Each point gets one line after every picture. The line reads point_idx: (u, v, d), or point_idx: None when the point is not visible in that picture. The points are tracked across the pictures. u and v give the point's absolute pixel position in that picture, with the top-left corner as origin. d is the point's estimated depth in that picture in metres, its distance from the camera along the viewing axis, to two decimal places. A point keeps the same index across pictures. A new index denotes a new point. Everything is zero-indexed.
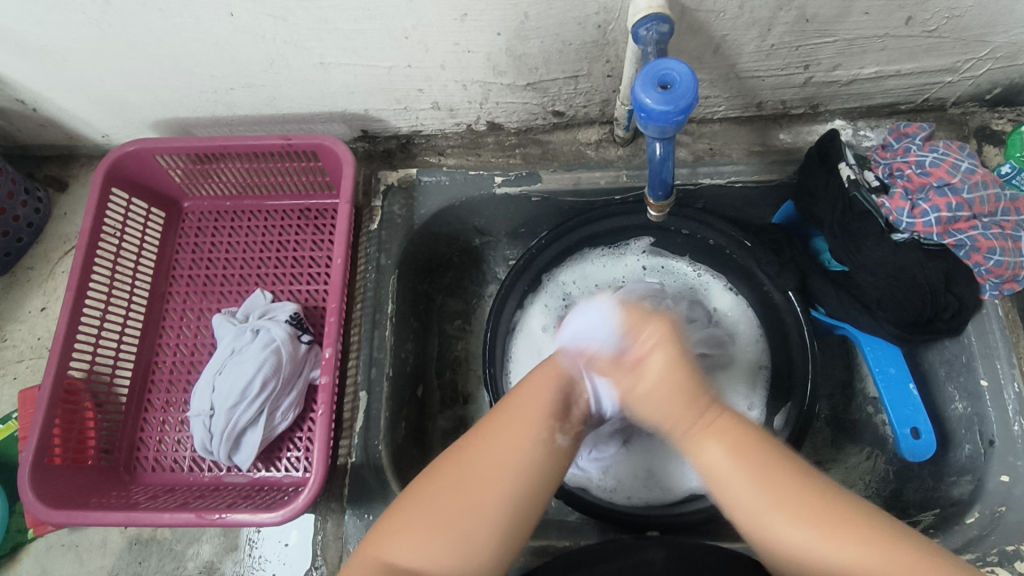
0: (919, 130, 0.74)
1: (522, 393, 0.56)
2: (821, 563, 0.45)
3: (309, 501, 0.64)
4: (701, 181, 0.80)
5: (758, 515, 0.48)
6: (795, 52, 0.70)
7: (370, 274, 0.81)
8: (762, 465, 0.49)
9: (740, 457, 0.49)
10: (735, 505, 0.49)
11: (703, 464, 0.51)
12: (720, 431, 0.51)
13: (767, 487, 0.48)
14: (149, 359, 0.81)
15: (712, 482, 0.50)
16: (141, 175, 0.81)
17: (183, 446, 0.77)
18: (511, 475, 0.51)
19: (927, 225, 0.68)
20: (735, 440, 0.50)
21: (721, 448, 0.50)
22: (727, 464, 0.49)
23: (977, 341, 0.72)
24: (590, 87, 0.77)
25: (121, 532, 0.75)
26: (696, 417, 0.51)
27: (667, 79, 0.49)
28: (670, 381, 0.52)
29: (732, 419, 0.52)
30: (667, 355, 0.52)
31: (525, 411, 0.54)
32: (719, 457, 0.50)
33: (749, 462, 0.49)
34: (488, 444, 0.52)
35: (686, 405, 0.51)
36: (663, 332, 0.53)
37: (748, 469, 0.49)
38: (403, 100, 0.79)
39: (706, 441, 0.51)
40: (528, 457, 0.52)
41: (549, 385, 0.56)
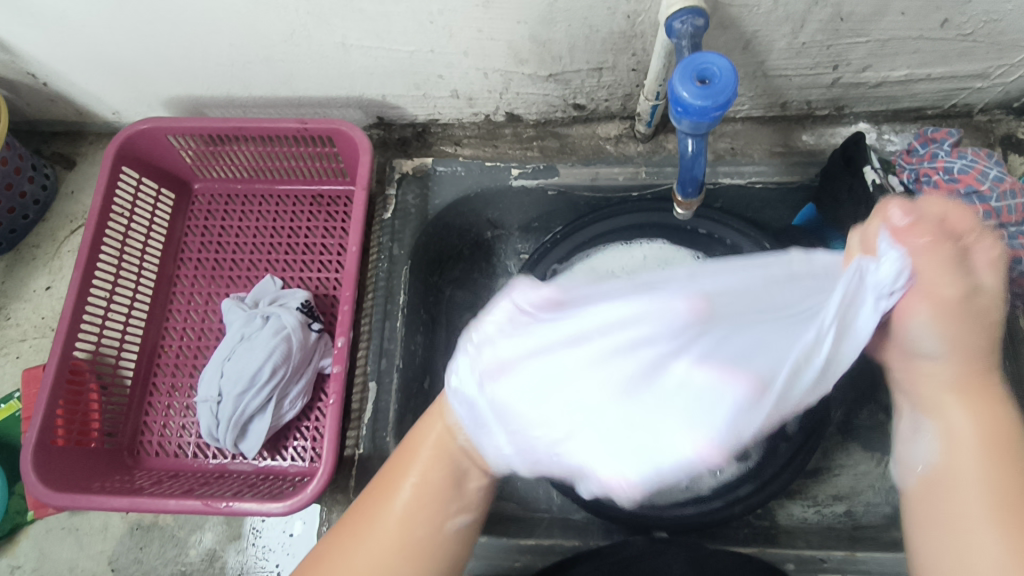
0: (948, 135, 0.73)
1: (412, 441, 0.52)
2: (964, 535, 0.44)
3: (318, 491, 0.63)
4: (721, 180, 0.78)
5: (953, 493, 0.46)
6: (826, 51, 0.68)
7: (383, 264, 0.80)
8: (1018, 451, 0.45)
9: (993, 440, 0.46)
10: (942, 488, 0.46)
11: (941, 425, 0.48)
12: (976, 400, 0.48)
13: (988, 458, 0.46)
14: (155, 342, 0.80)
15: (943, 447, 0.48)
16: (152, 155, 0.80)
17: (189, 432, 0.76)
18: (419, 562, 0.48)
19: None
20: (999, 433, 0.46)
21: (970, 420, 0.47)
22: (972, 435, 0.47)
23: None
24: (614, 80, 0.76)
25: (123, 517, 0.73)
26: (981, 377, 0.48)
27: (707, 73, 0.47)
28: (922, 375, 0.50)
29: (1011, 427, 0.47)
30: (930, 308, 0.47)
31: (431, 489, 0.50)
32: (961, 425, 0.47)
33: (1002, 443, 0.46)
34: (370, 530, 0.49)
35: (974, 393, 0.48)
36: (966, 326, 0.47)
37: (991, 453, 0.46)
38: (422, 87, 0.77)
39: (962, 409, 0.48)
40: (420, 538, 0.49)
41: (426, 466, 0.51)
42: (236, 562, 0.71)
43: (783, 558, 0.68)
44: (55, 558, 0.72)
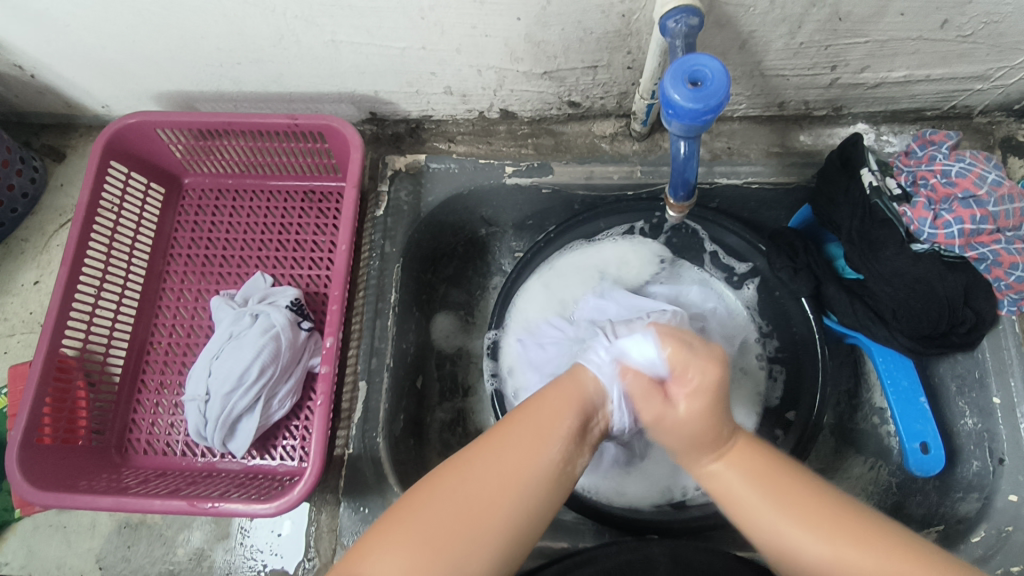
0: (947, 138, 0.72)
1: (531, 406, 0.52)
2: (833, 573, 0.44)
3: (305, 493, 0.63)
4: (717, 181, 0.78)
5: (787, 541, 0.46)
6: (823, 51, 0.67)
7: (374, 262, 0.79)
8: (779, 476, 0.48)
9: (770, 488, 0.48)
10: (770, 538, 0.47)
11: (713, 484, 0.50)
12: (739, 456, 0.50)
13: (781, 501, 0.47)
14: (144, 339, 0.79)
15: (740, 511, 0.49)
16: (141, 149, 0.79)
17: (177, 430, 0.75)
18: (518, 503, 0.47)
19: (949, 237, 0.66)
20: (755, 462, 0.50)
21: (744, 473, 0.49)
22: (740, 480, 0.49)
23: (992, 357, 0.70)
24: (610, 78, 0.75)
25: (110, 515, 0.73)
26: (721, 449, 0.51)
27: (698, 75, 0.46)
28: (672, 416, 0.51)
29: (751, 446, 0.51)
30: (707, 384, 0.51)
31: (536, 433, 0.50)
32: (755, 496, 0.48)
33: (765, 476, 0.49)
34: (495, 461, 0.48)
35: (704, 438, 0.50)
36: (711, 389, 0.51)
37: (774, 495, 0.47)
38: (415, 83, 0.76)
39: (722, 467, 0.50)
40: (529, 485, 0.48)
41: (565, 408, 0.52)
42: (225, 562, 0.71)
43: None
44: (43, 555, 0.72)
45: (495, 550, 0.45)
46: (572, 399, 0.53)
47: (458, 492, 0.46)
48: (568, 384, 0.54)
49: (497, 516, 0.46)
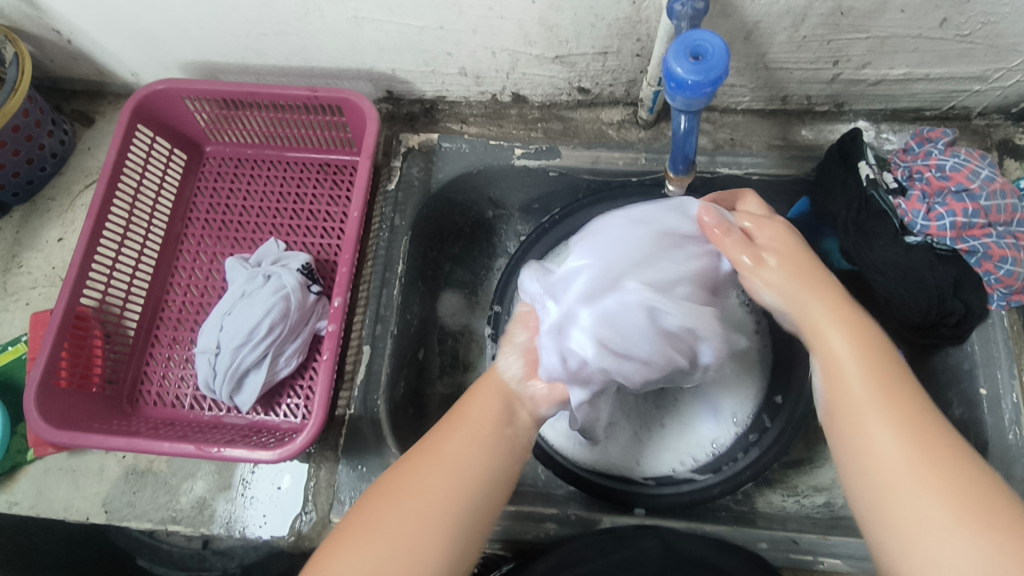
0: (943, 135, 0.73)
1: (462, 407, 0.59)
2: (894, 484, 0.46)
3: (307, 443, 0.65)
4: (719, 170, 0.80)
5: (881, 449, 0.47)
6: (826, 45, 0.70)
7: (384, 234, 0.82)
8: (891, 388, 0.49)
9: (872, 377, 0.50)
10: (855, 448, 0.49)
11: (823, 352, 0.53)
12: (863, 336, 0.52)
13: (897, 420, 0.48)
14: (159, 297, 0.82)
15: (834, 381, 0.51)
16: (167, 115, 0.82)
17: (187, 384, 0.78)
18: (458, 477, 0.53)
19: (941, 228, 0.68)
20: (872, 355, 0.51)
21: (854, 352, 0.51)
22: (861, 379, 0.50)
23: (980, 350, 0.72)
24: (619, 65, 0.77)
25: (119, 462, 0.75)
26: (844, 313, 0.53)
27: (700, 50, 0.49)
28: (787, 246, 0.56)
29: (869, 327, 0.53)
30: (848, 320, 0.53)
31: (471, 423, 0.57)
32: (872, 399, 0.49)
33: (880, 382, 0.50)
34: (435, 451, 0.54)
35: (808, 281, 0.55)
36: (865, 323, 0.53)
37: (888, 408, 0.48)
38: (431, 63, 0.79)
39: (844, 335, 0.52)
40: (471, 461, 0.54)
41: (491, 397, 0.59)
42: (225, 511, 0.73)
43: (756, 538, 0.69)
44: (52, 496, 0.74)
45: (442, 531, 0.50)
46: (500, 388, 0.60)
47: (397, 489, 0.52)
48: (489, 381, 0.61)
49: (436, 499, 0.51)
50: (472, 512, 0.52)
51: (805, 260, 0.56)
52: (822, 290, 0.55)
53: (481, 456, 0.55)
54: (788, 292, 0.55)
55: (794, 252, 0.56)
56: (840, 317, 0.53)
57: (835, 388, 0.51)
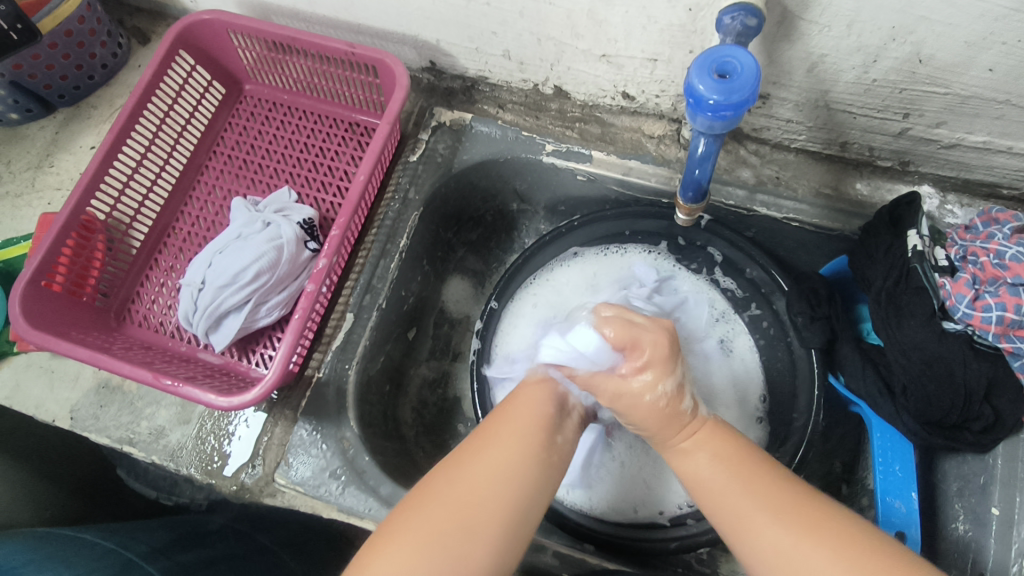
0: (1014, 219, 0.65)
1: (501, 412, 0.60)
2: (796, 569, 0.47)
3: (258, 397, 0.64)
4: (755, 209, 0.75)
5: (763, 543, 0.49)
6: (897, 94, 0.63)
7: (394, 204, 0.80)
8: (762, 481, 0.52)
9: (737, 472, 0.54)
10: (744, 529, 0.51)
11: (691, 474, 0.57)
12: (716, 445, 0.57)
13: (780, 514, 0.50)
14: (168, 222, 0.83)
15: (705, 494, 0.55)
16: (212, 45, 0.83)
17: (173, 313, 0.79)
18: (514, 481, 0.53)
19: (985, 321, 0.60)
20: (738, 464, 0.55)
21: (711, 463, 0.56)
22: (728, 482, 0.53)
23: (1003, 465, 0.63)
24: (668, 76, 0.72)
25: (95, 373, 0.77)
26: (682, 428, 0.58)
27: (727, 68, 0.44)
28: (638, 403, 0.58)
29: (715, 429, 0.59)
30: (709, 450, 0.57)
31: (513, 431, 0.57)
32: (765, 523, 0.50)
33: (744, 476, 0.53)
34: (485, 457, 0.54)
35: (669, 418, 0.58)
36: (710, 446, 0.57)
37: (775, 512, 0.50)
38: (476, 40, 0.76)
39: (694, 446, 0.57)
40: (528, 470, 0.54)
41: (543, 399, 0.61)
42: (178, 444, 0.73)
43: None
44: (27, 392, 0.76)
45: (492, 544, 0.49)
46: (537, 397, 0.61)
47: (447, 488, 0.51)
48: (529, 390, 0.62)
49: (479, 504, 0.50)
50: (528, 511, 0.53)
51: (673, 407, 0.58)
52: (702, 457, 0.57)
53: (538, 469, 0.55)
54: (705, 457, 0.57)
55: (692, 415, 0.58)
56: (723, 439, 0.58)
57: (707, 490, 0.54)
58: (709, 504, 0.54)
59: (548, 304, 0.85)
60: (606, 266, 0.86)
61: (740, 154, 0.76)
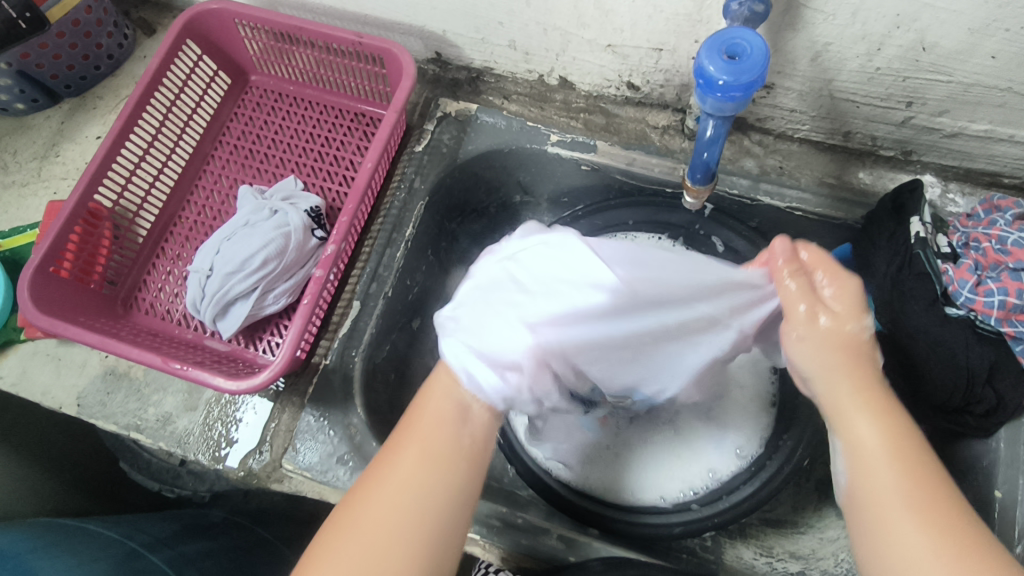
0: (1015, 205, 0.66)
1: (409, 421, 0.51)
2: (894, 532, 0.43)
3: (268, 381, 0.64)
4: (760, 198, 0.74)
5: (875, 517, 0.44)
6: (900, 82, 0.64)
7: (400, 194, 0.81)
8: (903, 445, 0.46)
9: (885, 429, 0.47)
10: (857, 478, 0.46)
11: (830, 399, 0.49)
12: (869, 384, 0.48)
13: (904, 483, 0.44)
14: (174, 211, 0.84)
15: (841, 427, 0.48)
16: (218, 36, 0.83)
17: (180, 300, 0.79)
18: (420, 500, 0.47)
19: (987, 306, 0.61)
20: (884, 418, 0.47)
21: (869, 411, 0.47)
22: (873, 442, 0.46)
23: (1005, 449, 0.64)
24: (673, 66, 0.73)
25: (101, 360, 0.77)
26: (857, 367, 0.49)
27: (736, 49, 0.45)
28: (840, 334, 0.49)
29: (856, 348, 0.49)
30: (866, 389, 0.48)
31: (422, 443, 0.49)
32: (884, 478, 0.45)
33: (891, 440, 0.46)
34: (384, 488, 0.47)
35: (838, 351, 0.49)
36: (879, 386, 0.49)
37: (896, 467, 0.45)
38: (482, 30, 0.77)
39: (852, 385, 0.48)
40: (436, 485, 0.48)
41: (442, 418, 0.50)
42: (185, 431, 0.73)
43: None
44: (33, 379, 0.76)
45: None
46: (443, 404, 0.51)
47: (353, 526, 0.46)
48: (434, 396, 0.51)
49: (394, 528, 0.46)
50: (439, 531, 0.47)
51: (857, 336, 0.49)
52: (867, 391, 0.48)
53: (443, 482, 0.48)
54: (847, 394, 0.48)
55: (848, 336, 0.49)
56: (873, 376, 0.49)
57: (845, 427, 0.48)
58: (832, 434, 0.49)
59: None
60: (622, 255, 0.85)
61: (745, 144, 0.77)
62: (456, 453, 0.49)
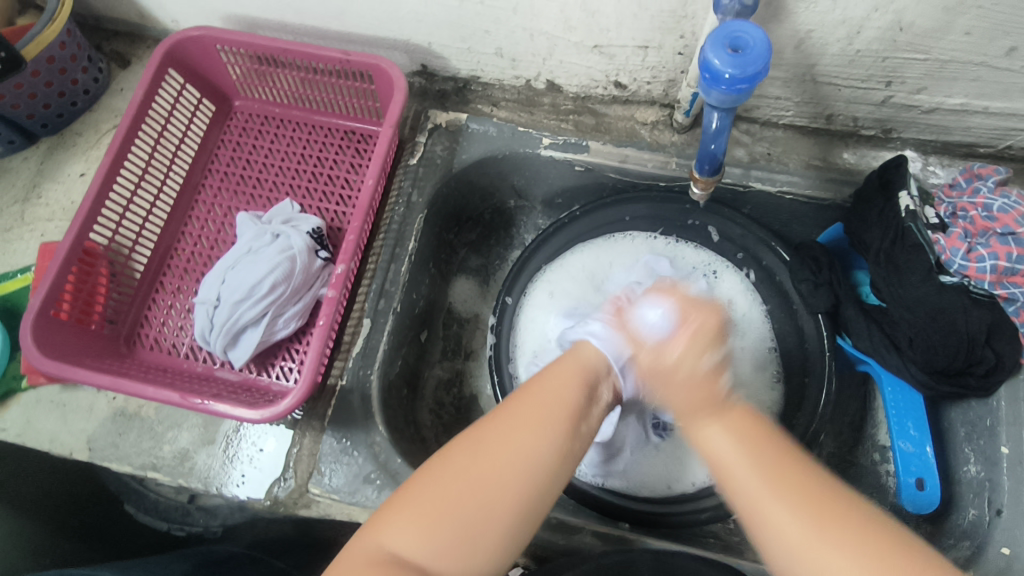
0: (995, 173, 0.69)
1: (534, 386, 0.57)
2: (814, 559, 0.45)
3: (291, 407, 0.64)
4: (751, 185, 0.77)
5: (789, 543, 0.46)
6: (880, 63, 0.66)
7: (399, 209, 0.81)
8: (781, 469, 0.50)
9: (755, 456, 0.51)
10: (756, 518, 0.48)
11: (706, 445, 0.53)
12: (734, 420, 0.53)
13: (809, 509, 0.47)
14: (170, 244, 0.82)
15: (723, 472, 0.51)
16: (200, 63, 0.82)
17: (185, 333, 0.78)
18: (534, 463, 0.51)
19: (980, 271, 0.64)
20: (751, 443, 0.52)
21: (732, 445, 0.52)
22: (749, 471, 0.50)
23: (1007, 407, 0.67)
24: (660, 62, 0.74)
25: (109, 402, 0.75)
26: (714, 405, 0.54)
27: (739, 43, 0.46)
28: (681, 372, 0.55)
29: (745, 413, 0.54)
30: (729, 418, 0.53)
31: (547, 406, 0.55)
32: (778, 505, 0.48)
33: (765, 466, 0.50)
34: (509, 436, 0.52)
35: (703, 401, 0.54)
36: (744, 419, 0.54)
37: (779, 490, 0.48)
38: (468, 39, 0.78)
39: (716, 424, 0.53)
40: (549, 450, 0.52)
41: (572, 381, 0.58)
42: (204, 466, 0.72)
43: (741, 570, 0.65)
44: (39, 428, 0.74)
45: (505, 521, 0.49)
46: (581, 372, 0.59)
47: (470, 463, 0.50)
48: (574, 359, 0.60)
49: (509, 478, 0.50)
50: (544, 493, 0.52)
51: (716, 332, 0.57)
52: (716, 418, 0.53)
53: (558, 449, 0.53)
54: (703, 426, 0.53)
55: (704, 332, 0.56)
56: (743, 415, 0.54)
57: (729, 467, 0.51)
58: (723, 483, 0.52)
59: (564, 293, 0.86)
60: (620, 246, 0.88)
61: (733, 134, 0.79)
62: (574, 442, 0.54)
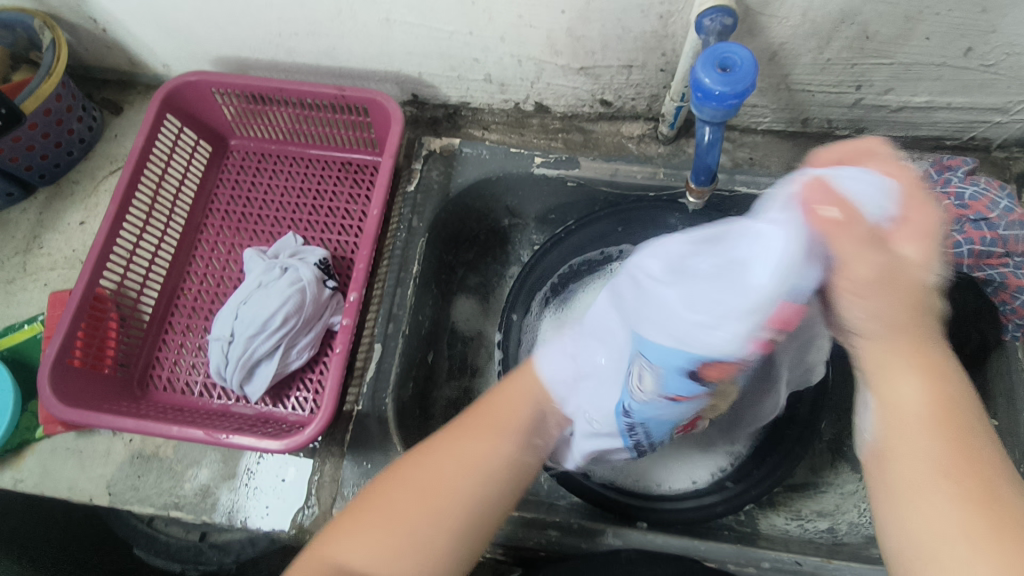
0: (963, 163, 0.74)
1: (488, 401, 0.59)
2: (943, 545, 0.42)
3: (315, 434, 0.65)
4: (736, 188, 0.80)
5: (927, 519, 0.43)
6: (849, 69, 0.71)
7: (401, 234, 0.83)
8: (963, 449, 0.45)
9: (941, 432, 0.45)
10: (906, 482, 0.45)
11: (885, 394, 0.47)
12: (946, 422, 0.45)
13: (967, 498, 0.43)
14: (176, 285, 0.83)
15: (893, 425, 0.47)
16: (196, 107, 0.84)
17: (197, 371, 0.79)
18: (475, 483, 0.53)
19: (958, 256, 0.68)
20: (936, 416, 0.46)
21: (925, 401, 0.46)
22: (922, 430, 0.45)
23: (993, 381, 0.70)
24: (642, 80, 0.78)
25: (126, 445, 0.76)
26: (919, 377, 0.46)
27: (728, 63, 0.49)
28: (905, 274, 0.43)
29: (960, 416, 0.46)
30: (930, 415, 0.46)
31: (491, 423, 0.56)
32: (939, 487, 0.44)
33: (945, 439, 0.45)
34: (457, 453, 0.54)
35: (896, 360, 0.46)
36: (957, 422, 0.45)
37: (945, 467, 0.44)
38: (458, 68, 0.81)
39: (922, 415, 0.46)
40: (489, 468, 0.54)
41: (520, 400, 0.58)
42: (228, 501, 0.73)
43: (761, 559, 0.67)
44: (56, 477, 0.74)
45: (450, 534, 0.51)
46: (535, 390, 0.58)
47: (418, 478, 0.53)
48: (523, 376, 0.59)
49: (453, 494, 0.53)
50: (489, 507, 0.54)
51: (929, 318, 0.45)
52: (929, 399, 0.46)
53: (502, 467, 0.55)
54: (880, 380, 0.47)
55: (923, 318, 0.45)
56: (955, 411, 0.46)
57: (889, 413, 0.47)
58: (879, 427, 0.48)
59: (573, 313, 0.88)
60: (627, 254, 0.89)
61: None
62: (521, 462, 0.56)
